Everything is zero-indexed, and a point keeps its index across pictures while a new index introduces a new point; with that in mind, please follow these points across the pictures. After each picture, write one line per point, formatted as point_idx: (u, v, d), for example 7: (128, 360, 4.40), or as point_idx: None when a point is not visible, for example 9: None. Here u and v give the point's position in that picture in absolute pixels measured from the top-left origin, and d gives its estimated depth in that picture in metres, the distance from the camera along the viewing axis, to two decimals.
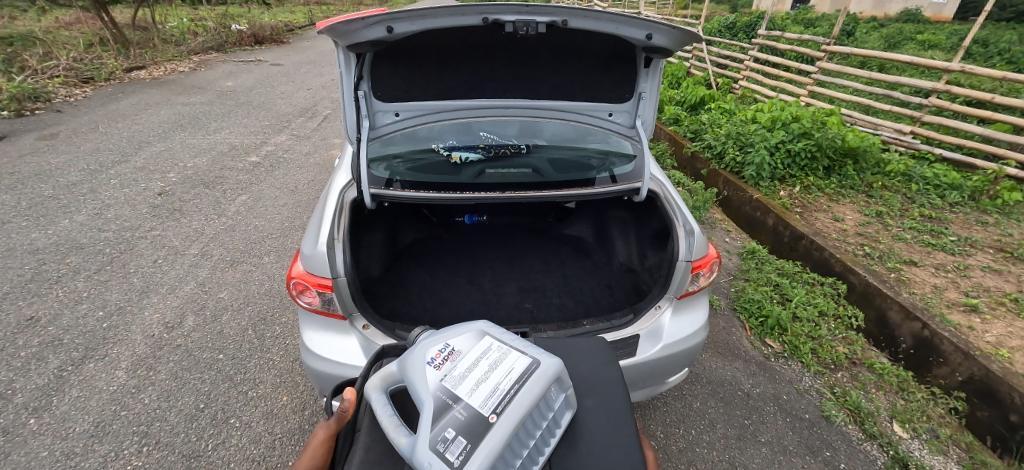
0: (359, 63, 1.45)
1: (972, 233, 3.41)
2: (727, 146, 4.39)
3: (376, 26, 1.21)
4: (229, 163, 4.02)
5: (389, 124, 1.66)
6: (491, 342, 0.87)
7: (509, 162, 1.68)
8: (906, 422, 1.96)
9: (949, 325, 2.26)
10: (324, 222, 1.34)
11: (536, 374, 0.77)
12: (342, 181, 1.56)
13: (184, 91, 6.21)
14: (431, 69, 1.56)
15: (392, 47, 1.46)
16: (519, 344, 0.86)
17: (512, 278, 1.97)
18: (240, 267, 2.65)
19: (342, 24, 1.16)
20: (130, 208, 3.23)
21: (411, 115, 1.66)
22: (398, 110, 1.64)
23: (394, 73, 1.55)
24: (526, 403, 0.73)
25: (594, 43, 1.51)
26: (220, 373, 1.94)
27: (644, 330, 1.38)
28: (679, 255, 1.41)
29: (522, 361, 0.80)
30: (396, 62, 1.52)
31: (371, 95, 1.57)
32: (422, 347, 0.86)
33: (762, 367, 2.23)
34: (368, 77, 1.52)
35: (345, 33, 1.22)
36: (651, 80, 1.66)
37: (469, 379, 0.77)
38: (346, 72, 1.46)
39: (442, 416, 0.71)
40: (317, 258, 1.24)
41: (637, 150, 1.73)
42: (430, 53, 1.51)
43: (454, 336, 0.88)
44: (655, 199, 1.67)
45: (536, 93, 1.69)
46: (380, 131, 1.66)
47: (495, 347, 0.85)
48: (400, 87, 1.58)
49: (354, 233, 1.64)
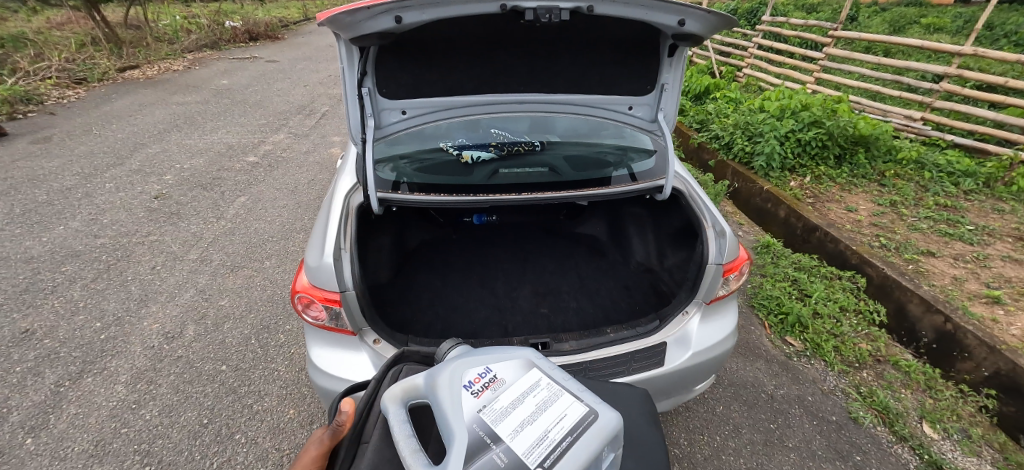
0: (362, 57, 1.27)
1: (989, 222, 3.38)
2: (735, 137, 4.32)
3: (382, 16, 1.08)
4: (227, 164, 3.91)
5: (397, 122, 1.50)
6: (540, 378, 0.81)
7: (523, 161, 1.58)
8: (937, 422, 1.90)
9: (972, 318, 2.23)
10: (330, 230, 1.22)
11: (593, 429, 0.72)
12: (347, 184, 1.44)
13: (178, 90, 6.06)
14: (441, 65, 1.40)
15: (401, 43, 1.29)
16: (571, 386, 0.81)
17: (526, 280, 1.88)
18: (241, 272, 2.55)
19: (349, 11, 1.03)
20: (125, 213, 3.13)
21: (417, 113, 1.51)
22: (405, 108, 1.49)
23: (401, 68, 1.39)
24: (581, 459, 0.67)
25: (620, 32, 1.35)
26: (223, 386, 1.87)
27: (672, 337, 1.30)
28: (709, 258, 1.30)
29: (576, 410, 0.75)
30: (402, 54, 1.35)
31: (376, 92, 1.42)
32: (460, 367, 0.82)
33: (785, 366, 2.14)
34: (373, 73, 1.36)
35: (349, 23, 1.09)
36: (674, 70, 1.52)
37: (515, 419, 0.72)
38: (349, 68, 1.30)
39: (480, 457, 0.67)
40: (323, 270, 1.11)
41: (656, 145, 1.63)
42: (440, 47, 1.34)
43: (499, 363, 0.83)
44: (678, 197, 1.56)
45: (551, 88, 1.54)
46: (386, 130, 1.50)
47: (544, 385, 0.80)
48: (408, 82, 1.42)
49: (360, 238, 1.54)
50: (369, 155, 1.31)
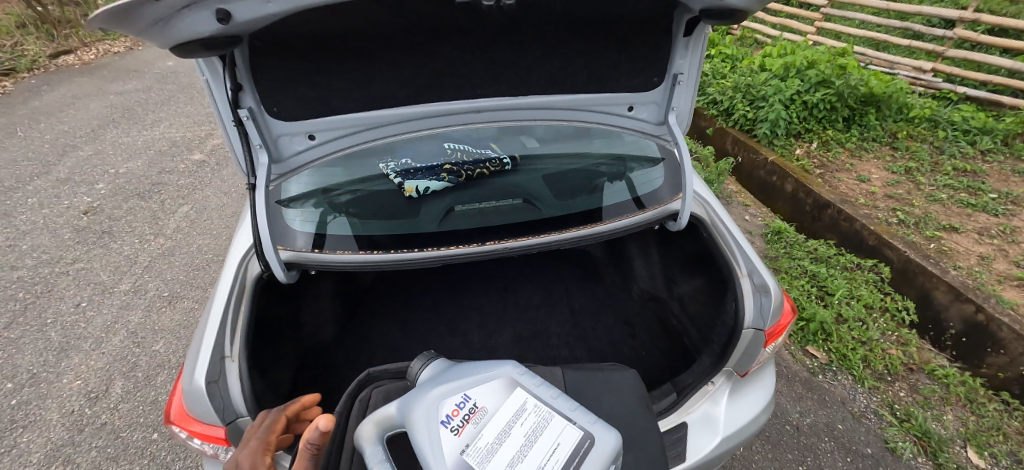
0: (229, 68, 0.84)
1: (1011, 187, 3.10)
2: (735, 101, 3.89)
3: (195, 9, 0.64)
4: (169, 164, 3.46)
5: (302, 152, 1.08)
6: (524, 395, 0.66)
7: (485, 189, 1.21)
8: (983, 448, 1.68)
9: (1008, 307, 1.99)
10: (209, 328, 0.84)
11: (591, 459, 0.58)
12: (241, 246, 1.04)
13: (118, 77, 5.43)
14: (356, 74, 0.94)
15: (284, 45, 0.83)
16: (561, 400, 0.66)
17: (506, 322, 1.60)
18: (180, 305, 2.20)
19: (126, 7, 0.58)
20: (49, 235, 2.72)
21: (330, 136, 1.07)
22: (313, 131, 1.05)
23: (292, 81, 0.92)
24: None
25: (621, 10, 0.92)
26: (154, 463, 1.57)
27: (694, 416, 1.00)
28: (744, 320, 1.01)
29: (570, 434, 0.61)
30: (289, 62, 0.88)
31: (265, 115, 0.98)
32: (433, 394, 0.65)
33: (808, 385, 1.89)
34: (253, 89, 0.93)
35: (142, 23, 0.64)
36: (691, 55, 1.13)
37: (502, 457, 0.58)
38: (216, 85, 0.89)
39: None
40: (196, 402, 0.76)
41: (665, 154, 1.28)
42: (349, 51, 0.88)
43: (474, 384, 0.67)
44: (697, 226, 1.23)
45: (523, 87, 1.10)
46: (290, 162, 1.09)
47: (530, 403, 0.65)
48: (308, 96, 0.96)
49: (277, 309, 1.17)
50: (262, 210, 0.92)
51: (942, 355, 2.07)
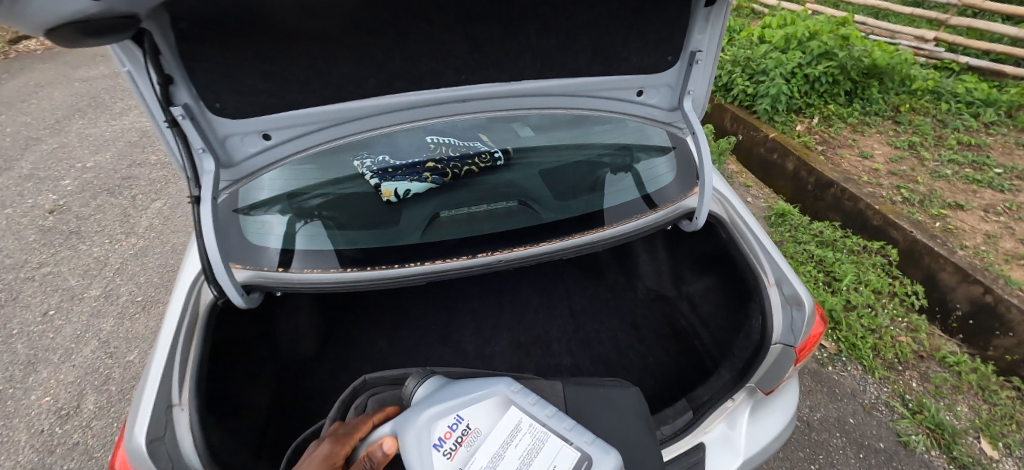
0: (148, 54, 0.70)
1: (1015, 160, 3.01)
2: (734, 76, 3.68)
3: None
4: (140, 156, 3.26)
5: (256, 154, 0.93)
6: (518, 415, 0.62)
7: (476, 186, 1.09)
8: (996, 438, 1.64)
9: (1017, 288, 1.92)
10: (155, 366, 0.76)
11: None
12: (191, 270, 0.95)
13: (84, 63, 5.11)
14: (316, 61, 0.79)
15: (216, 26, 0.67)
16: (557, 418, 0.63)
17: (503, 328, 1.50)
18: (155, 310, 2.06)
19: None
20: (12, 237, 2.54)
21: (290, 134, 0.92)
22: (266, 129, 0.89)
23: (235, 72, 0.77)
24: None
25: None
26: None
27: (713, 435, 0.90)
28: (772, 334, 0.92)
29: (567, 457, 0.58)
30: (225, 45, 0.72)
31: (205, 113, 0.84)
32: (424, 417, 0.63)
33: (817, 378, 1.82)
34: (187, 83, 0.78)
35: None
36: (710, 29, 0.98)
37: None
38: (141, 78, 0.75)
39: None
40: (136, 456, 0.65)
41: (676, 142, 1.19)
42: (302, 33, 0.72)
43: (466, 405, 0.64)
44: (715, 226, 1.13)
45: (516, 72, 0.95)
46: (243, 168, 0.95)
47: (525, 424, 0.62)
48: (256, 89, 0.80)
49: (236, 334, 1.06)
50: (209, 228, 0.83)
51: (951, 340, 2.01)
